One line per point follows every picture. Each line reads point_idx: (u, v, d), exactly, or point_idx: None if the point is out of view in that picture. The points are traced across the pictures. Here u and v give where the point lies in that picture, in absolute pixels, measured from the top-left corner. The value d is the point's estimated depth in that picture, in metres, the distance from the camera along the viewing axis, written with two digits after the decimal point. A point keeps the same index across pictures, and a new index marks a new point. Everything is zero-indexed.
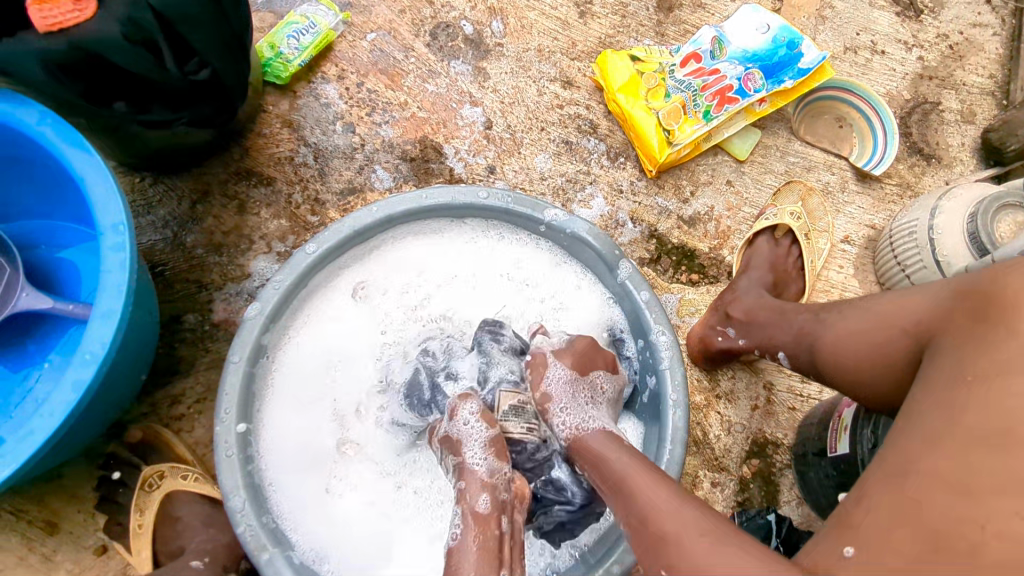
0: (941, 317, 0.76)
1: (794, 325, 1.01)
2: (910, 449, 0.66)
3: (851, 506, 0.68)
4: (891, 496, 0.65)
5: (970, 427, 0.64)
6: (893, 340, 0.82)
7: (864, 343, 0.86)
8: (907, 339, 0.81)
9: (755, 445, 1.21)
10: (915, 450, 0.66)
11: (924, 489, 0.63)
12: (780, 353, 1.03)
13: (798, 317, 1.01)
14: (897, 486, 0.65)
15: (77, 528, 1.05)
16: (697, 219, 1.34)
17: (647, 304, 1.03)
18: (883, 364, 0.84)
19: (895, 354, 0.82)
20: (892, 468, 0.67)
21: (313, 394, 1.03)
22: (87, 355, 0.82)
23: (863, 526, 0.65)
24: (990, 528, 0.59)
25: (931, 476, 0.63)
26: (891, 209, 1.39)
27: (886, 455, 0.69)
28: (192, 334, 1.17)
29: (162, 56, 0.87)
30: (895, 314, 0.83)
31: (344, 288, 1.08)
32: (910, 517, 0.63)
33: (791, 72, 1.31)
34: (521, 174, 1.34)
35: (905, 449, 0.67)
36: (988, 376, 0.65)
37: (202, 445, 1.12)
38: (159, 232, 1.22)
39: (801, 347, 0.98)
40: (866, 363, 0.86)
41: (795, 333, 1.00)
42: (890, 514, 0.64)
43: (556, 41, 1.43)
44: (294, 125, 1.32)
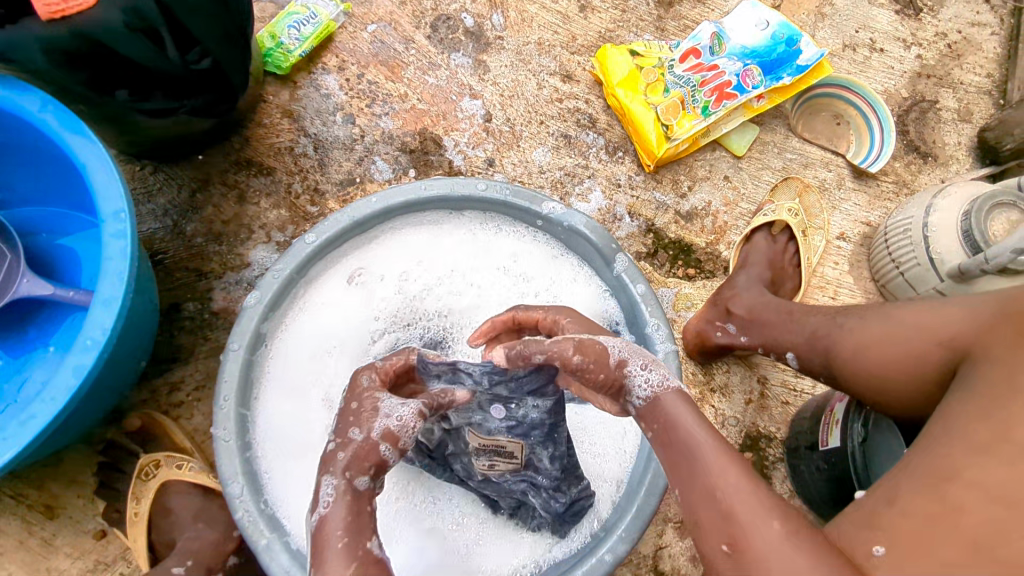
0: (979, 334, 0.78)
1: (806, 327, 1.00)
2: (955, 458, 0.68)
3: (881, 504, 0.68)
4: (931, 502, 0.66)
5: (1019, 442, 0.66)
6: (925, 350, 0.83)
7: (892, 350, 0.86)
8: (940, 354, 0.82)
9: (749, 438, 1.22)
10: (960, 460, 0.67)
11: (966, 496, 0.65)
12: (790, 354, 1.02)
13: (812, 318, 1.00)
14: (938, 493, 0.66)
15: (77, 513, 1.07)
16: (695, 214, 1.35)
17: (643, 297, 1.04)
18: (909, 373, 0.85)
19: (925, 365, 0.83)
20: (933, 471, 0.68)
21: (306, 382, 1.03)
22: (88, 342, 0.82)
23: (900, 526, 0.65)
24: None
25: (975, 485, 0.65)
26: (887, 206, 1.40)
27: (922, 461, 0.70)
28: (191, 323, 1.18)
29: (164, 44, 0.87)
30: (924, 325, 0.84)
31: (343, 276, 1.08)
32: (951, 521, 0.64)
33: (790, 69, 1.31)
34: (519, 167, 1.35)
35: (947, 457, 0.68)
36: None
37: (200, 432, 1.13)
38: (159, 220, 1.23)
39: (815, 350, 0.97)
40: (890, 370, 0.86)
41: (807, 335, 0.99)
42: (928, 519, 0.65)
43: (556, 35, 1.44)
44: (294, 115, 1.32)
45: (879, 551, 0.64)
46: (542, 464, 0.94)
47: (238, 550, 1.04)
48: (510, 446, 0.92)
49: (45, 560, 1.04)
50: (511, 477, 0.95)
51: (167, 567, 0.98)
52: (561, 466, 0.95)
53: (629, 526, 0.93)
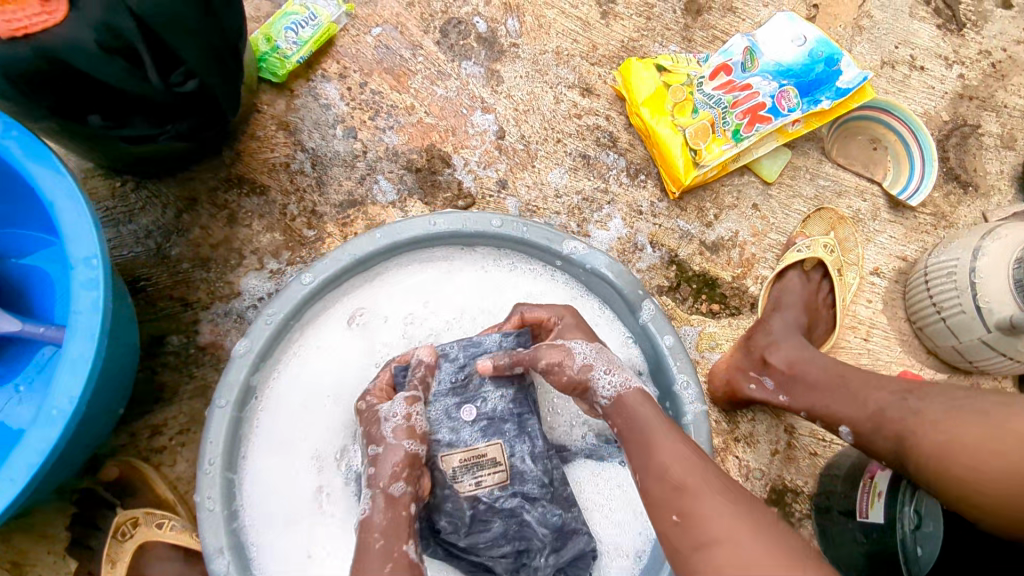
0: None
1: (867, 405, 0.92)
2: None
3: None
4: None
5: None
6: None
7: (990, 452, 0.75)
8: None
9: (774, 493, 1.14)
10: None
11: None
12: (843, 428, 0.94)
13: (874, 395, 0.92)
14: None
15: (47, 571, 0.98)
16: (721, 245, 1.26)
17: (671, 349, 0.96)
18: (996, 487, 0.75)
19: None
20: None
21: (298, 439, 0.93)
22: (54, 411, 0.73)
23: None
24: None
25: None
26: (924, 239, 1.31)
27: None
28: (175, 359, 1.08)
29: (144, 67, 0.76)
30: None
31: (343, 317, 0.98)
32: None
33: (829, 92, 1.21)
34: (534, 190, 1.25)
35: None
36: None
37: (183, 482, 1.04)
38: (141, 243, 1.12)
39: (880, 433, 0.89)
40: (986, 472, 0.75)
41: (870, 414, 0.90)
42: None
43: (576, 44, 1.33)
44: (290, 127, 1.21)
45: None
46: (523, 468, 0.92)
47: None
48: (489, 451, 0.91)
49: None
50: (501, 494, 0.90)
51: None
52: (546, 470, 0.93)
53: None
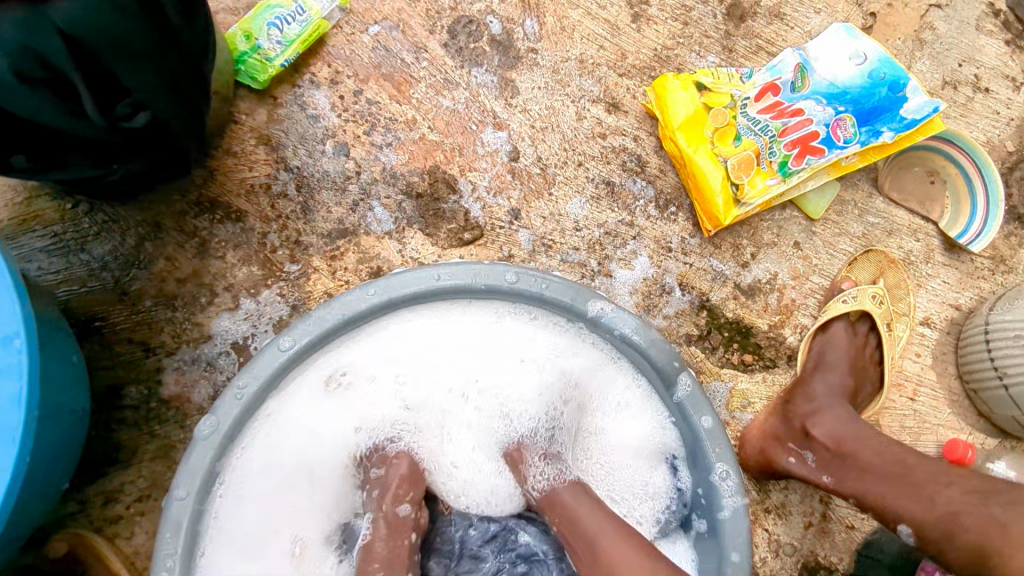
0: None
1: (935, 504, 0.81)
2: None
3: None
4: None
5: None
6: None
7: None
8: None
9: (806, 571, 1.03)
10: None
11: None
12: (903, 528, 0.84)
13: (944, 492, 0.81)
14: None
15: None
16: (757, 288, 1.12)
17: (709, 433, 0.82)
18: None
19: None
20: None
21: (268, 524, 0.80)
22: None
23: None
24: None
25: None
26: (980, 286, 1.18)
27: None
28: (134, 414, 0.94)
29: (80, 98, 0.61)
30: None
31: (328, 382, 0.84)
32: None
33: (893, 123, 1.06)
34: (549, 221, 1.10)
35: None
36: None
37: (141, 556, 0.91)
38: (95, 275, 0.97)
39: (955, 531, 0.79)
40: None
41: (936, 513, 0.81)
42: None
43: (602, 51, 1.16)
44: (272, 142, 1.05)
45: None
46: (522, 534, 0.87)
47: None
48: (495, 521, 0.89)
49: None
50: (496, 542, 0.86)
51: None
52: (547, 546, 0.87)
53: None
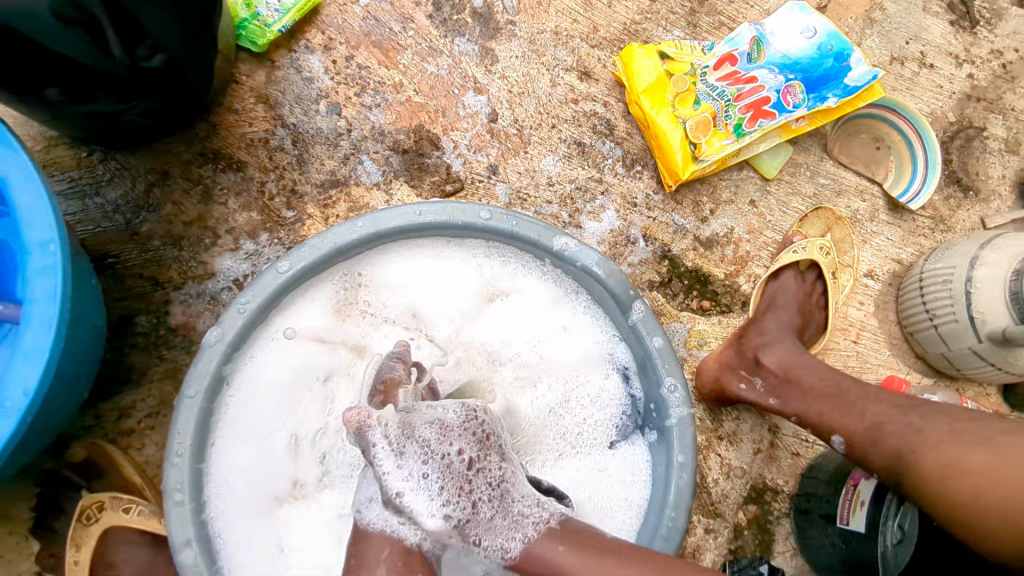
0: None
1: (863, 415, 0.84)
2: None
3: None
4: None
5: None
6: None
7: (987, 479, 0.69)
8: None
9: (753, 491, 1.15)
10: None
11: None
12: (835, 438, 0.87)
13: (871, 406, 0.84)
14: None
15: (9, 552, 0.94)
16: (715, 241, 1.22)
17: (659, 352, 0.93)
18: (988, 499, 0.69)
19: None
20: None
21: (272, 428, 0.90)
22: (7, 404, 0.69)
23: None
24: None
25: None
26: (921, 243, 1.28)
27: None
28: (145, 340, 1.04)
29: (105, 39, 0.71)
30: None
31: (326, 305, 0.94)
32: None
33: (837, 90, 1.16)
34: (525, 177, 1.20)
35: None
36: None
37: (152, 465, 1.02)
38: (109, 217, 1.07)
39: (877, 442, 0.81)
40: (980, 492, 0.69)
41: (865, 426, 0.83)
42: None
43: (576, 24, 1.26)
44: (270, 101, 1.15)
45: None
46: None
47: None
48: None
49: None
50: None
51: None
52: None
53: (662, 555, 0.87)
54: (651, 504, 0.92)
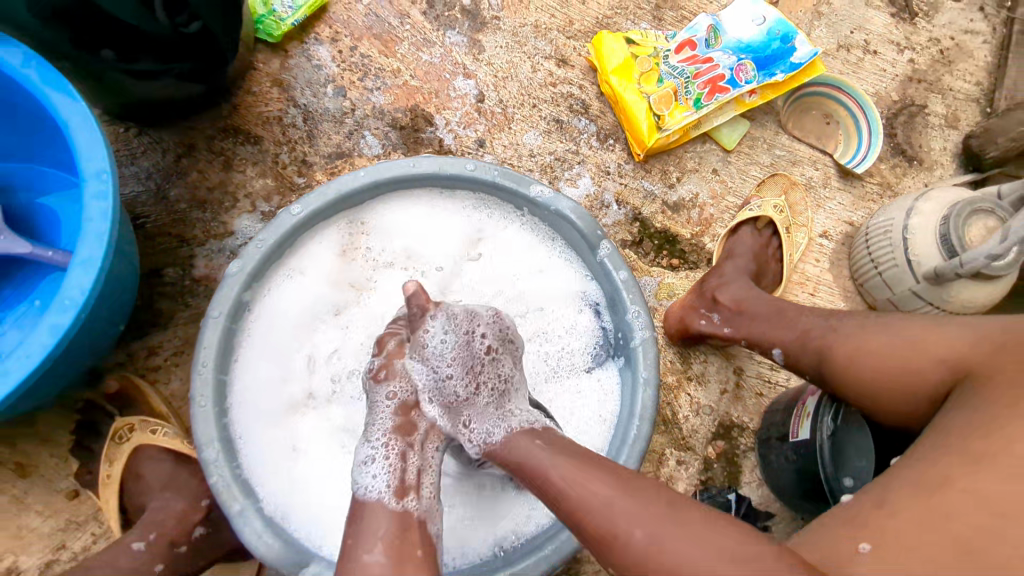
0: (983, 359, 0.71)
1: (796, 327, 0.98)
2: (948, 467, 0.64)
3: (868, 506, 0.66)
4: (922, 503, 0.63)
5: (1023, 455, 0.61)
6: (925, 369, 0.76)
7: (887, 360, 0.80)
8: (940, 372, 0.75)
9: (721, 427, 1.25)
10: (958, 470, 0.64)
11: (960, 504, 0.62)
12: (776, 351, 1.01)
13: (804, 317, 0.97)
14: (931, 497, 0.63)
15: (49, 472, 1.09)
16: (682, 205, 1.36)
17: (625, 284, 1.05)
18: (890, 384, 0.80)
19: (919, 384, 0.77)
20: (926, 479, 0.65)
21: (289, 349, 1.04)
22: (65, 301, 0.82)
23: (889, 526, 0.63)
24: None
25: (976, 494, 0.62)
26: (870, 207, 1.41)
27: (922, 465, 0.66)
28: (171, 288, 1.18)
29: (152, 8, 0.86)
30: (926, 340, 0.77)
31: (334, 248, 1.08)
32: (941, 527, 0.61)
33: (783, 66, 1.32)
34: (509, 149, 1.34)
35: (943, 470, 0.65)
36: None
37: (177, 398, 1.15)
38: (141, 184, 1.21)
39: (805, 348, 0.93)
40: (883, 372, 0.80)
41: (798, 333, 0.96)
42: (919, 518, 0.62)
43: (554, 19, 1.42)
44: (284, 85, 1.30)
45: (865, 548, 0.62)
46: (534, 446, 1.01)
47: (206, 520, 1.01)
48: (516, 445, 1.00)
49: (16, 517, 1.07)
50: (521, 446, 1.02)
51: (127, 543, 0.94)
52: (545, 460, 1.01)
53: (628, 460, 0.97)
54: (619, 415, 1.04)
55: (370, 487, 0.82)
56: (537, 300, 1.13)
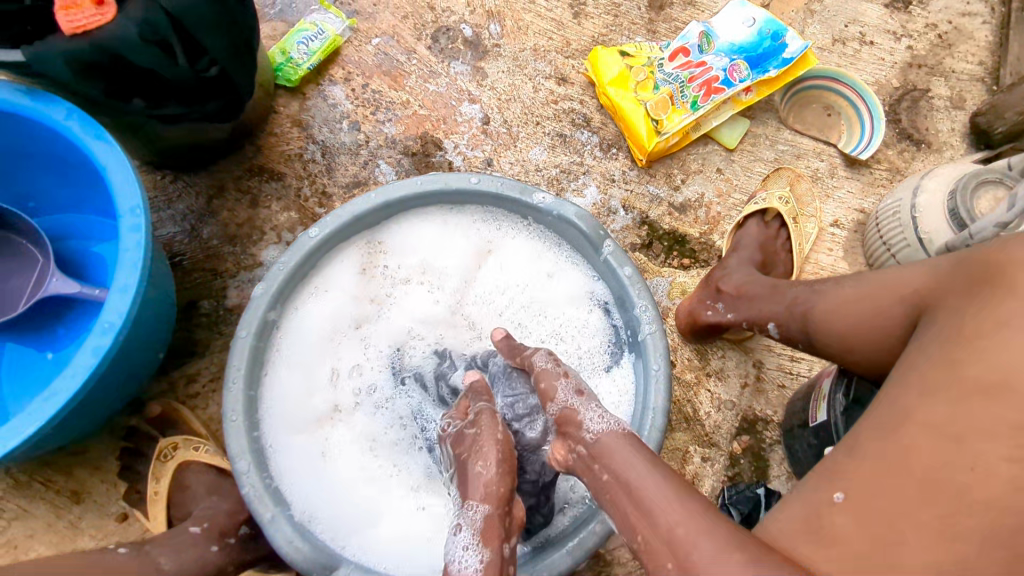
0: (941, 288, 0.79)
1: (785, 297, 1.04)
2: (906, 404, 0.71)
3: (841, 454, 0.73)
4: (881, 444, 0.70)
5: (967, 377, 0.68)
6: (891, 307, 0.85)
7: (862, 309, 0.89)
8: (903, 309, 0.84)
9: (745, 422, 1.25)
10: (912, 405, 0.70)
11: (918, 438, 0.68)
12: (770, 325, 1.06)
13: (792, 289, 1.04)
14: (889, 433, 0.70)
15: (101, 498, 1.17)
16: (688, 206, 1.39)
17: (630, 279, 1.07)
18: (869, 331, 0.88)
19: (890, 323, 0.85)
20: (886, 416, 0.72)
21: (318, 365, 1.11)
22: (105, 324, 0.91)
23: (856, 471, 0.70)
24: (977, 470, 0.65)
25: (929, 425, 0.68)
26: (880, 193, 1.42)
27: (883, 406, 0.73)
28: (207, 319, 1.27)
29: (175, 55, 0.95)
30: (891, 283, 0.86)
31: (354, 268, 1.16)
32: (901, 462, 0.68)
33: (776, 62, 1.36)
34: (517, 166, 1.40)
35: (900, 406, 0.71)
36: (986, 335, 0.69)
37: (215, 421, 1.23)
38: (178, 225, 1.30)
39: (793, 317, 1.01)
40: (861, 323, 0.89)
41: (786, 304, 1.03)
42: (883, 459, 0.69)
43: (551, 41, 1.48)
44: (303, 124, 1.39)
45: (839, 498, 0.69)
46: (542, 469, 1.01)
47: (249, 520, 1.11)
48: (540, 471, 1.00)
49: (71, 541, 1.14)
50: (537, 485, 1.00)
51: (187, 525, 1.05)
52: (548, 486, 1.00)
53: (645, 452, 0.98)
54: (635, 405, 1.05)
55: (466, 562, 0.81)
56: (549, 303, 1.17)
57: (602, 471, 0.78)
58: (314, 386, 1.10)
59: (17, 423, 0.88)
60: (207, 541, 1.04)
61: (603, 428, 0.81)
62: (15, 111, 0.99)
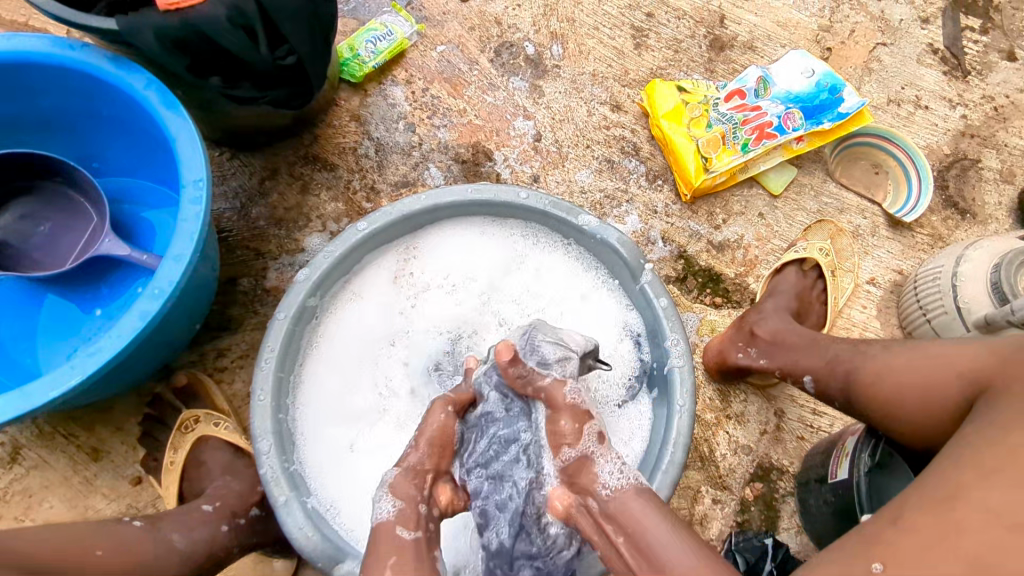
0: (997, 370, 0.83)
1: (827, 352, 1.07)
2: (963, 481, 0.73)
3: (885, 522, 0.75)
4: (935, 520, 0.72)
5: None
6: (943, 383, 0.88)
7: (912, 378, 0.92)
8: (959, 388, 0.87)
9: (760, 469, 1.25)
10: (968, 484, 0.72)
11: (968, 517, 0.70)
12: (807, 379, 1.09)
13: (834, 345, 1.07)
14: (943, 513, 0.72)
15: (117, 458, 1.20)
16: (727, 245, 1.40)
17: (665, 311, 1.08)
18: (916, 401, 0.91)
19: (940, 397, 0.88)
20: (939, 494, 0.74)
21: (349, 356, 1.13)
22: (155, 290, 0.94)
23: (902, 544, 0.71)
24: None
25: (982, 507, 0.70)
26: (920, 257, 1.42)
27: (936, 484, 0.75)
28: (244, 297, 1.29)
29: (258, 41, 0.99)
30: (945, 357, 0.89)
31: (394, 267, 1.18)
32: (952, 540, 0.69)
33: (830, 115, 1.37)
34: (562, 185, 1.42)
35: (954, 483, 0.74)
36: None
37: (238, 399, 1.25)
38: (229, 201, 1.34)
39: (834, 374, 1.04)
40: (909, 393, 0.91)
41: (826, 360, 1.06)
42: (928, 536, 0.71)
43: (611, 68, 1.51)
44: (361, 119, 1.42)
45: (876, 568, 0.71)
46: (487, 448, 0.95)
47: (260, 503, 1.12)
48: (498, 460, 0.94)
49: (84, 497, 1.17)
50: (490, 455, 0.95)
51: (198, 503, 1.06)
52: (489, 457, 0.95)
53: None
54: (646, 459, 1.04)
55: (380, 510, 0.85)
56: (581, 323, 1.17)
57: (615, 532, 0.77)
58: (342, 376, 1.12)
59: (59, 375, 0.91)
60: (217, 519, 1.05)
61: (620, 484, 0.81)
62: (98, 75, 1.03)
